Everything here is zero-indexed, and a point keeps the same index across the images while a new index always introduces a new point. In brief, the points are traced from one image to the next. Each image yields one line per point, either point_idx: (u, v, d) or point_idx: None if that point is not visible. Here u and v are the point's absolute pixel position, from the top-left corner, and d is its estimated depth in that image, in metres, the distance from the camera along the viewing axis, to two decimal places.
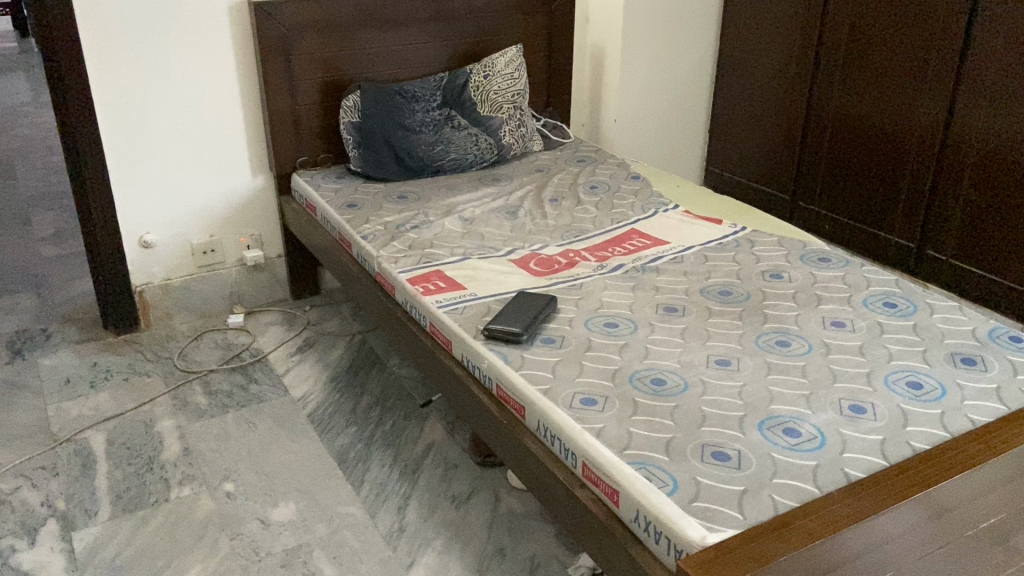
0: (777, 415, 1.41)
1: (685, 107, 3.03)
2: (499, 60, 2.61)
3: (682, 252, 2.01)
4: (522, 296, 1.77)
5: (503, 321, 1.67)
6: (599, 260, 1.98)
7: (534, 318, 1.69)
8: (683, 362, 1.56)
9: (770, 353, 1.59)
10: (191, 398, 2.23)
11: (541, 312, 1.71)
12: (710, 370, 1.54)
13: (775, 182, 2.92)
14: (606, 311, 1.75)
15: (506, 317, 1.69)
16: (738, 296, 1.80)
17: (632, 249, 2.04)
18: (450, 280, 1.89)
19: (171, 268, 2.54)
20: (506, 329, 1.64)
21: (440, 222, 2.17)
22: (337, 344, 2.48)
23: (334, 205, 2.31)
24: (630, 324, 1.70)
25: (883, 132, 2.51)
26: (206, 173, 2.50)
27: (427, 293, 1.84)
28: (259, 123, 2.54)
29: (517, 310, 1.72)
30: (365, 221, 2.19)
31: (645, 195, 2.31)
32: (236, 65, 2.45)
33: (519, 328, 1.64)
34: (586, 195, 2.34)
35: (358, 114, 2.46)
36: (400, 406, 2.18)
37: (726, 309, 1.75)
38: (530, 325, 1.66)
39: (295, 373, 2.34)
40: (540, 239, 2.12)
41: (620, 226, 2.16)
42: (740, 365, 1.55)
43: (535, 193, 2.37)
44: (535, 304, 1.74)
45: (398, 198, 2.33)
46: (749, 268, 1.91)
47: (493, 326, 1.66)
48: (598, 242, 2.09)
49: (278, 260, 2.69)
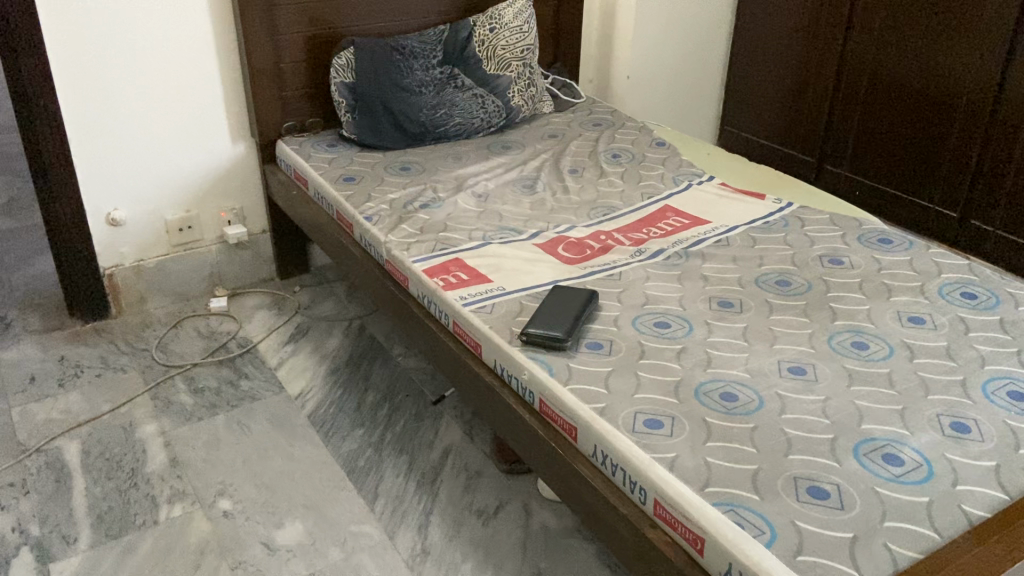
0: (871, 437, 1.23)
1: (700, 62, 2.80)
2: (507, 10, 2.35)
3: (725, 233, 1.81)
4: (559, 292, 1.57)
5: (543, 322, 1.47)
6: (634, 244, 1.79)
7: (577, 319, 1.48)
8: (752, 370, 1.38)
9: (847, 358, 1.40)
10: (174, 398, 1.99)
11: (583, 312, 1.51)
12: (785, 381, 1.35)
13: (800, 143, 2.72)
14: (655, 309, 1.55)
15: (545, 317, 1.49)
16: (799, 288, 1.61)
17: (669, 230, 1.84)
18: (473, 272, 1.68)
19: (144, 248, 2.27)
20: (548, 331, 1.44)
21: (453, 200, 1.94)
22: (333, 331, 2.25)
23: (330, 179, 2.06)
24: (684, 323, 1.51)
25: (926, 91, 2.32)
26: (179, 142, 2.23)
27: (449, 287, 1.63)
28: (238, 83, 2.25)
29: (556, 309, 1.51)
30: (368, 200, 1.95)
31: (674, 165, 2.10)
32: (210, 18, 2.16)
33: (563, 331, 1.44)
34: (610, 165, 2.12)
35: (351, 73, 2.20)
36: (410, 404, 1.98)
37: (788, 304, 1.56)
38: (574, 327, 1.46)
39: (290, 365, 2.12)
40: (565, 218, 1.90)
41: (652, 203, 1.96)
42: (816, 374, 1.36)
43: (552, 164, 2.14)
44: (575, 301, 1.53)
45: (401, 172, 2.09)
46: (805, 253, 1.72)
47: (532, 328, 1.45)
48: (630, 221, 1.89)
49: (263, 236, 2.44)
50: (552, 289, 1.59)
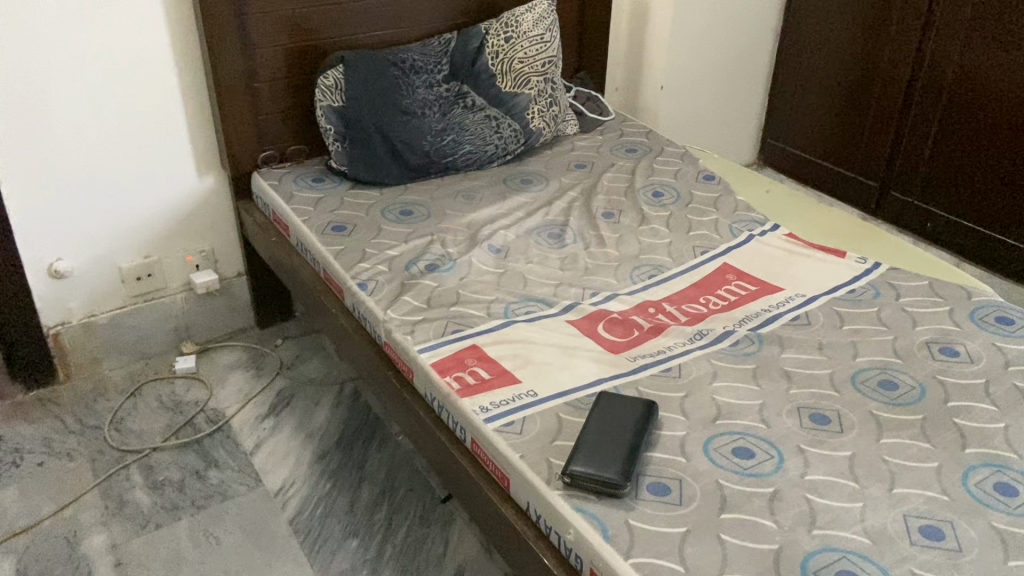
0: None
1: (743, 68, 2.45)
2: (526, 16, 1.99)
3: (803, 307, 1.47)
4: (605, 407, 1.22)
5: (589, 457, 1.12)
6: (691, 321, 1.45)
7: (632, 451, 1.13)
8: (871, 531, 1.04)
9: (995, 511, 1.07)
10: (128, 496, 1.65)
11: (638, 438, 1.16)
12: (920, 552, 1.01)
13: (858, 163, 2.38)
14: (730, 426, 1.21)
15: (591, 449, 1.14)
16: (910, 394, 1.27)
17: (731, 300, 1.50)
18: (496, 367, 1.33)
19: (96, 301, 1.91)
20: (598, 473, 1.09)
21: (466, 259, 1.59)
22: (321, 399, 1.91)
23: (315, 227, 1.71)
24: (772, 451, 1.17)
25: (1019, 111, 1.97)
26: (135, 178, 1.86)
27: (465, 392, 1.28)
28: (206, 105, 1.89)
29: (604, 436, 1.16)
30: (362, 259, 1.60)
31: (729, 209, 1.76)
32: (170, 32, 1.78)
33: (617, 471, 1.09)
34: (651, 208, 1.77)
35: (341, 95, 1.83)
36: (413, 501, 1.64)
37: (900, 419, 1.22)
38: (630, 464, 1.11)
39: (270, 448, 1.78)
40: (603, 282, 1.56)
41: (706, 261, 1.61)
42: (960, 539, 1.03)
43: (581, 206, 1.79)
44: (627, 423, 1.18)
45: (402, 217, 1.74)
46: (908, 340, 1.38)
47: (577, 467, 1.10)
48: (682, 287, 1.55)
49: (238, 280, 2.09)
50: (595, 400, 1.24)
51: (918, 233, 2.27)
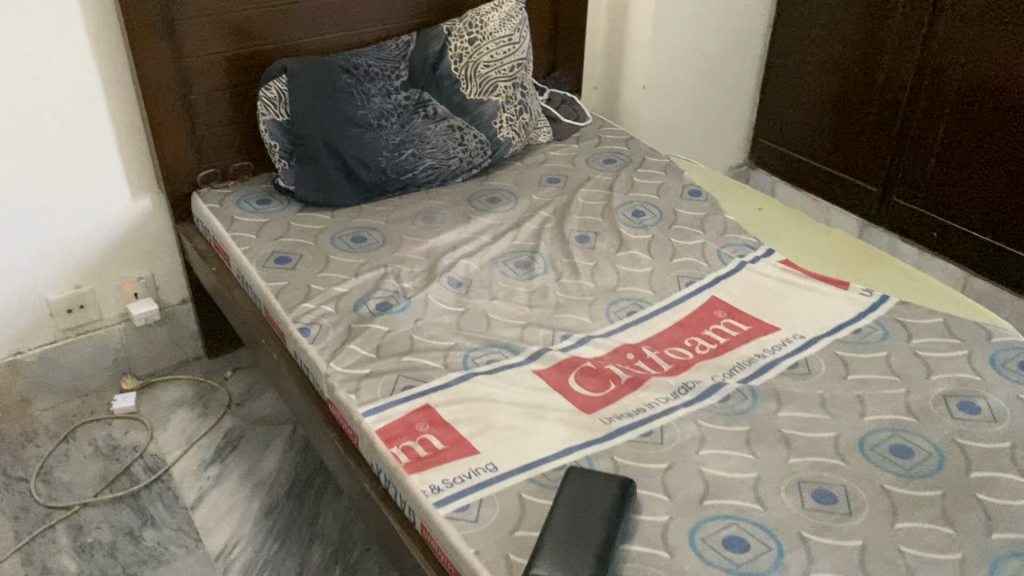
0: None
1: (733, 65, 2.27)
2: (493, 15, 1.80)
3: (801, 351, 1.30)
4: (575, 486, 1.05)
5: (554, 556, 0.95)
6: (674, 369, 1.28)
7: (605, 547, 0.97)
8: None
9: None
10: (52, 563, 1.48)
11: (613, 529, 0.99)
12: None
13: (858, 167, 2.21)
14: (721, 510, 1.05)
15: (557, 545, 0.97)
16: (926, 463, 1.10)
17: (721, 343, 1.33)
18: (451, 434, 1.15)
19: (21, 337, 1.72)
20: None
21: (422, 295, 1.42)
22: (272, 442, 1.74)
23: (256, 258, 1.52)
24: (769, 541, 1.00)
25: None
26: (60, 202, 1.67)
27: (414, 467, 1.11)
28: (137, 119, 1.70)
29: (572, 529, 0.99)
30: (305, 297, 1.42)
31: (717, 231, 1.58)
32: (92, 39, 1.59)
33: None
34: (630, 230, 1.59)
35: (286, 108, 1.64)
36: (369, 564, 1.48)
37: (916, 496, 1.06)
38: (602, 563, 0.95)
39: (213, 501, 1.61)
40: (576, 321, 1.38)
41: (693, 293, 1.44)
42: None
43: (553, 229, 1.61)
44: (598, 509, 1.02)
45: (353, 245, 1.56)
46: (921, 393, 1.21)
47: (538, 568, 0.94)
48: (664, 326, 1.37)
49: (183, 307, 1.91)
50: (563, 476, 1.08)
51: (921, 244, 2.10)
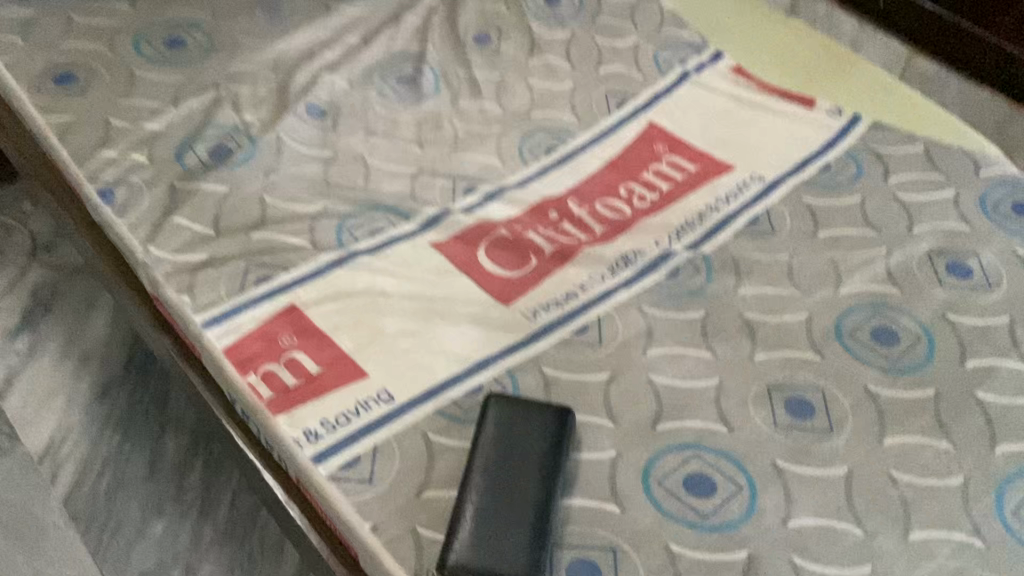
0: None
1: None
2: None
3: (764, 198, 1.05)
4: (506, 429, 0.81)
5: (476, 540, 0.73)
6: (609, 232, 1.01)
7: (543, 523, 0.75)
8: None
9: None
10: None
11: (553, 491, 0.78)
12: None
13: None
14: (679, 438, 0.84)
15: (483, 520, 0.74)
16: (915, 354, 0.91)
17: (665, 190, 1.06)
18: (328, 352, 0.89)
19: None
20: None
21: (273, 136, 1.07)
22: (98, 300, 1.40)
23: (26, 77, 1.11)
24: (738, 478, 0.81)
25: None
26: None
27: (282, 404, 0.84)
28: None
29: (502, 493, 0.77)
30: (105, 142, 1.05)
31: (650, 28, 1.27)
32: None
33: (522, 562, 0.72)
34: (541, 28, 1.26)
35: None
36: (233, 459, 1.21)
37: (905, 400, 0.88)
38: (540, 549, 0.74)
39: (28, 385, 1.29)
40: (481, 164, 1.08)
41: (625, 119, 1.14)
42: None
43: (442, 26, 1.25)
44: (536, 461, 0.79)
45: (168, 53, 1.16)
46: (903, 254, 1.00)
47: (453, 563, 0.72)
48: (593, 169, 1.08)
49: None
50: (490, 408, 0.83)
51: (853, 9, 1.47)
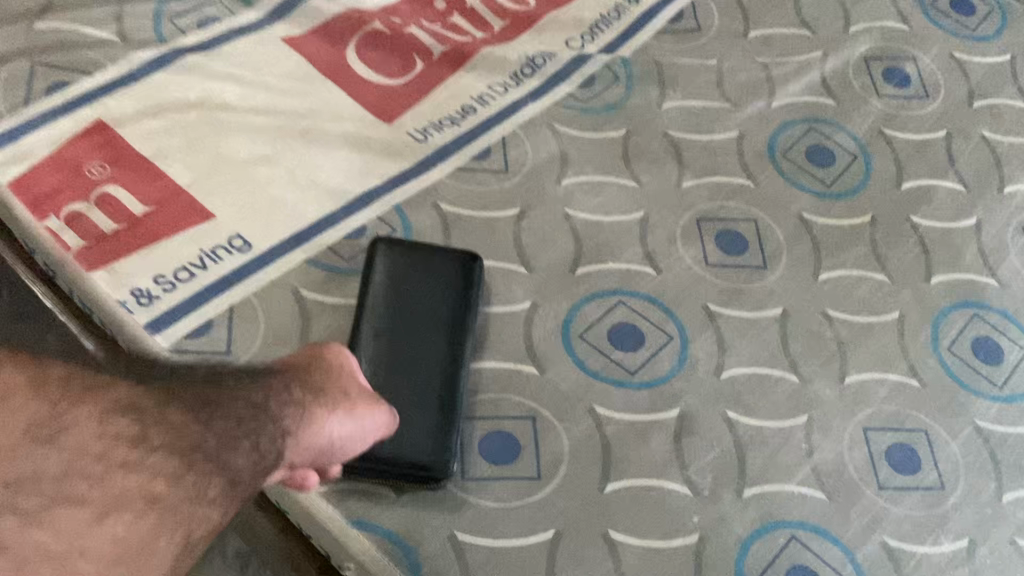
0: None
1: None
2: None
3: None
4: (402, 286, 0.67)
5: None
6: (510, 29, 0.85)
7: (449, 400, 0.64)
8: (823, 473, 0.68)
9: (980, 395, 0.73)
10: None
11: (461, 362, 0.66)
12: (895, 501, 0.67)
13: None
14: (601, 284, 0.73)
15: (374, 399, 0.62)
16: (851, 174, 0.82)
17: None
18: (158, 187, 0.70)
19: None
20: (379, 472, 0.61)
21: None
22: None
23: None
24: (665, 325, 0.72)
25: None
26: None
27: (95, 258, 0.66)
28: None
29: (397, 365, 0.64)
30: None
31: None
32: None
33: (424, 450, 0.62)
34: None
35: None
36: None
37: (841, 229, 0.79)
38: (445, 433, 0.63)
39: None
40: None
41: None
42: (941, 464, 0.69)
43: None
44: (439, 326, 0.66)
45: None
46: (840, 58, 0.89)
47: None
48: None
49: None
50: (381, 258, 0.68)
51: None
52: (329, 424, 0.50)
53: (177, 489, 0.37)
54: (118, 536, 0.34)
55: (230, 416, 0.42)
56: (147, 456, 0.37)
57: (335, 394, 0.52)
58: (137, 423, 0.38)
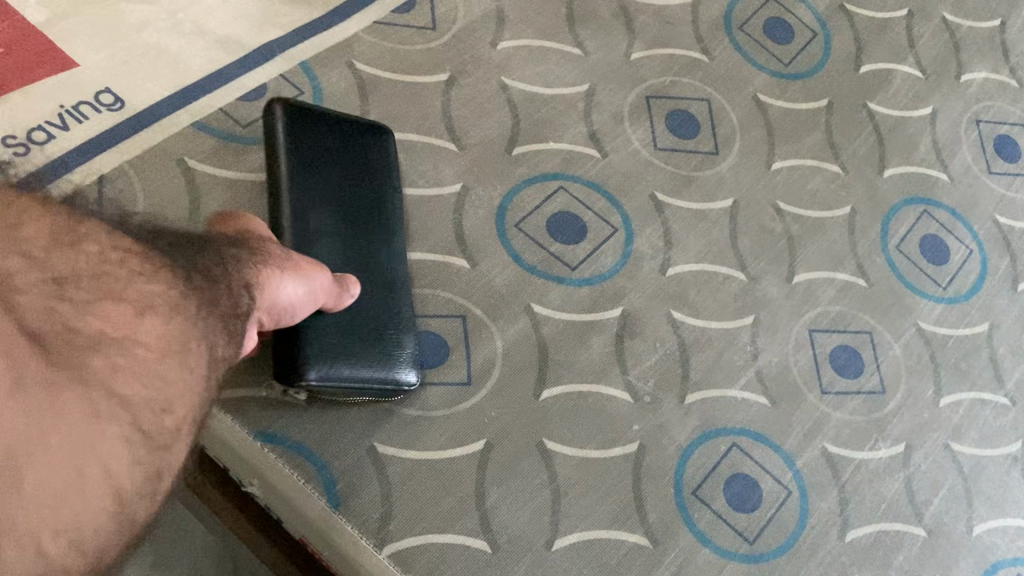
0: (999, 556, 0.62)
1: None
2: None
3: None
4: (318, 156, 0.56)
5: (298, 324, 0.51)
6: None
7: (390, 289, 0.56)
8: (766, 378, 0.64)
9: (925, 296, 0.69)
10: None
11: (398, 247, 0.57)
12: (837, 406, 0.64)
13: None
14: (540, 166, 0.64)
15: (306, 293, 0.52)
16: (809, 52, 0.75)
17: None
18: (4, 27, 0.56)
19: None
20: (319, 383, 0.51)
21: None
22: None
23: None
24: (610, 214, 0.65)
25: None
26: None
27: None
28: None
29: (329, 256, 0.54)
30: None
31: None
32: None
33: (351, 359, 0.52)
34: None
35: None
36: None
37: (796, 114, 0.73)
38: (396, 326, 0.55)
39: None
40: None
41: None
42: (885, 367, 0.66)
43: None
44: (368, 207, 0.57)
45: None
46: None
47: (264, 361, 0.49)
48: None
49: None
50: (280, 121, 0.56)
51: None
52: (276, 285, 0.45)
53: (195, 298, 0.34)
54: (161, 332, 0.32)
55: (209, 251, 0.39)
56: (158, 271, 0.33)
57: (278, 255, 0.46)
58: (139, 240, 0.34)
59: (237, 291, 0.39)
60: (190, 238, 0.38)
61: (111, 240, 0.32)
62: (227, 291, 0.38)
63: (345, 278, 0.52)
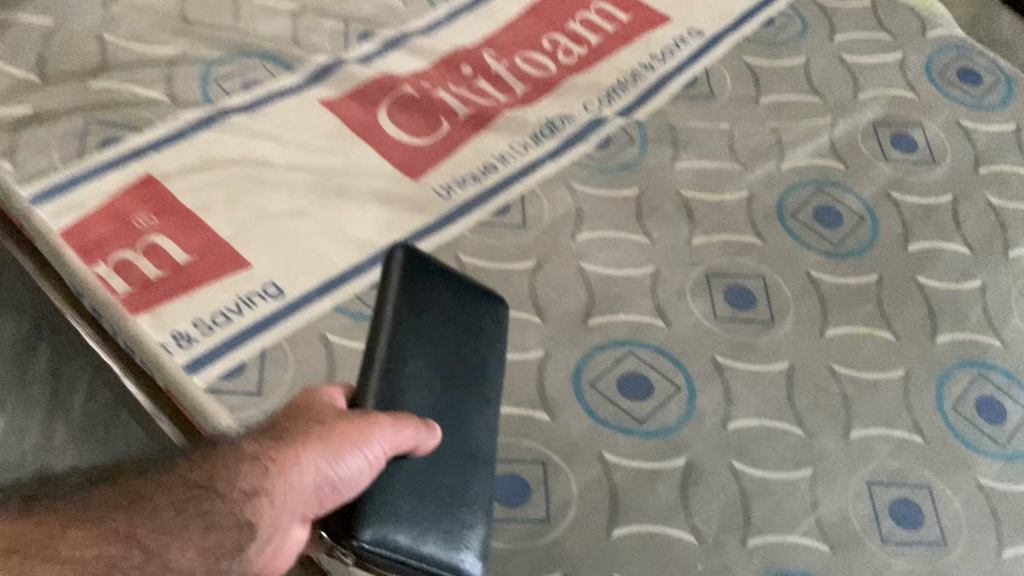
0: None
1: None
2: None
3: (703, 54, 0.94)
4: (416, 328, 0.60)
5: (406, 515, 0.52)
6: (530, 93, 0.88)
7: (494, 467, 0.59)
8: (827, 526, 0.69)
9: (983, 453, 0.73)
10: None
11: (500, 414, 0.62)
12: (899, 555, 0.68)
13: None
14: (611, 335, 0.76)
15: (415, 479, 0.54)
16: (858, 235, 0.85)
17: (590, 44, 0.93)
18: (199, 237, 0.74)
19: None
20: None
21: None
22: None
23: None
24: (674, 375, 0.75)
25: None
26: None
27: (142, 303, 0.70)
28: None
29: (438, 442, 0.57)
30: None
31: None
32: None
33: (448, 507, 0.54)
34: None
35: None
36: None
37: (847, 288, 0.82)
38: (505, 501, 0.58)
39: None
40: None
41: None
42: (946, 520, 0.70)
43: None
44: (470, 376, 0.61)
45: None
46: (848, 125, 0.92)
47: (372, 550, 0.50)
48: (514, 20, 0.95)
49: None
50: (399, 269, 0.62)
51: None
52: (291, 482, 0.49)
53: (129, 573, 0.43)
54: None
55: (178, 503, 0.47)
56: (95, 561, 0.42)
57: (293, 452, 0.50)
58: (87, 530, 0.43)
59: (205, 531, 0.46)
60: (182, 494, 0.47)
61: (72, 527, 0.43)
62: (185, 537, 0.46)
63: (424, 427, 0.53)
